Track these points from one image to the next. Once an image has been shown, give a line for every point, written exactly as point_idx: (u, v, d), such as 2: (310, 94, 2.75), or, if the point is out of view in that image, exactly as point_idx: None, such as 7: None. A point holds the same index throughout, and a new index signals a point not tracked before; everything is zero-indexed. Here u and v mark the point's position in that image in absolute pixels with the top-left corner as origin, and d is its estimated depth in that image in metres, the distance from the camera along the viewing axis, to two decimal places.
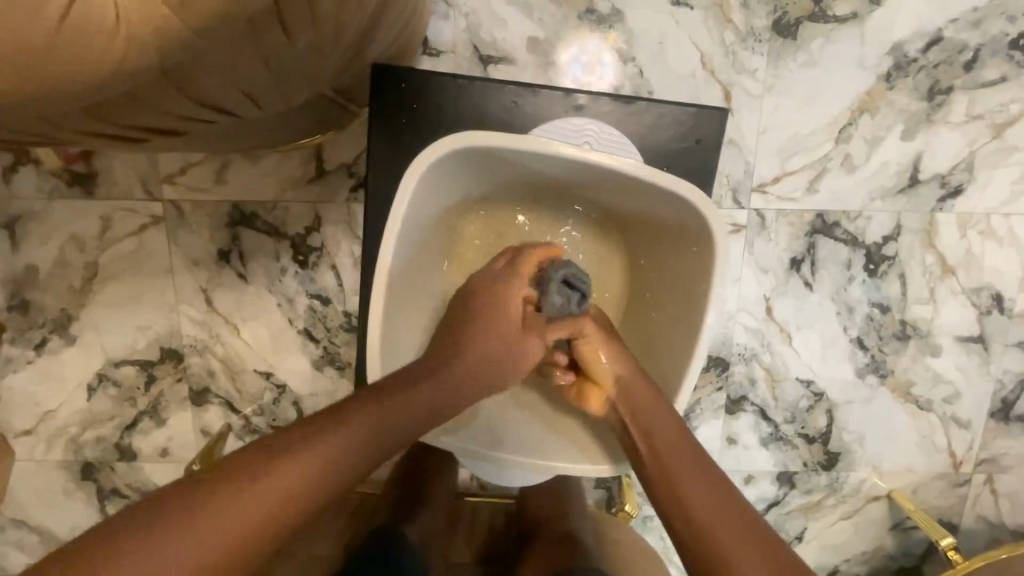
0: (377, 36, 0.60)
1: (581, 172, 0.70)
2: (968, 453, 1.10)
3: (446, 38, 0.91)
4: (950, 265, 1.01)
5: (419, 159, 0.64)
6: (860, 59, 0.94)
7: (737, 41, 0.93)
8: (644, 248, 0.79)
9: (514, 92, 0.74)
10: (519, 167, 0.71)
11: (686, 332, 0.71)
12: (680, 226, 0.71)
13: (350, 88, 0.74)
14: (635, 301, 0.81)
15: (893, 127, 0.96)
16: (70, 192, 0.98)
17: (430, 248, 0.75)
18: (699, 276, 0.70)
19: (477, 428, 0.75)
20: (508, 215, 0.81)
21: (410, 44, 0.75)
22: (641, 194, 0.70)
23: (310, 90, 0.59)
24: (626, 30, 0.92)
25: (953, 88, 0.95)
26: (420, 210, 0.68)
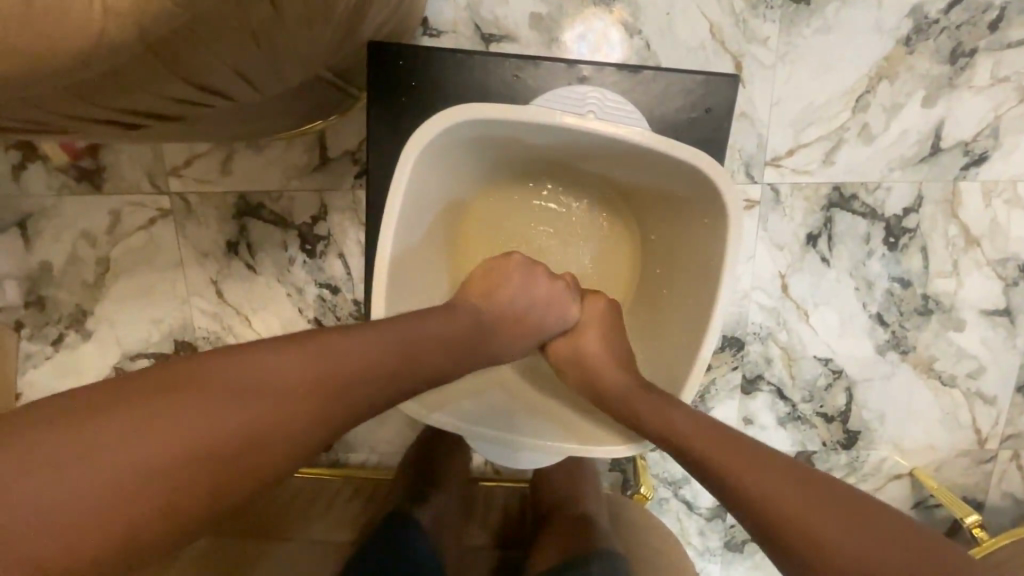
0: (374, 10, 0.59)
1: (585, 145, 0.68)
2: (993, 430, 1.07)
3: (446, 18, 0.89)
4: (974, 236, 0.98)
5: (416, 140, 0.63)
6: (877, 23, 0.90)
7: (748, 9, 0.90)
8: (656, 220, 0.77)
9: (515, 65, 0.72)
10: (522, 141, 0.69)
11: (698, 307, 0.69)
12: (692, 196, 0.68)
13: (349, 69, 0.73)
14: (646, 279, 0.79)
15: (914, 94, 0.92)
16: (79, 188, 0.98)
17: (433, 232, 0.74)
18: (712, 249, 0.68)
19: (491, 413, 0.75)
20: (514, 194, 0.79)
21: (407, 21, 0.74)
22: (648, 164, 0.68)
23: (306, 70, 0.58)
24: (630, 3, 0.89)
25: (977, 49, 0.90)
26: (421, 192, 0.67)
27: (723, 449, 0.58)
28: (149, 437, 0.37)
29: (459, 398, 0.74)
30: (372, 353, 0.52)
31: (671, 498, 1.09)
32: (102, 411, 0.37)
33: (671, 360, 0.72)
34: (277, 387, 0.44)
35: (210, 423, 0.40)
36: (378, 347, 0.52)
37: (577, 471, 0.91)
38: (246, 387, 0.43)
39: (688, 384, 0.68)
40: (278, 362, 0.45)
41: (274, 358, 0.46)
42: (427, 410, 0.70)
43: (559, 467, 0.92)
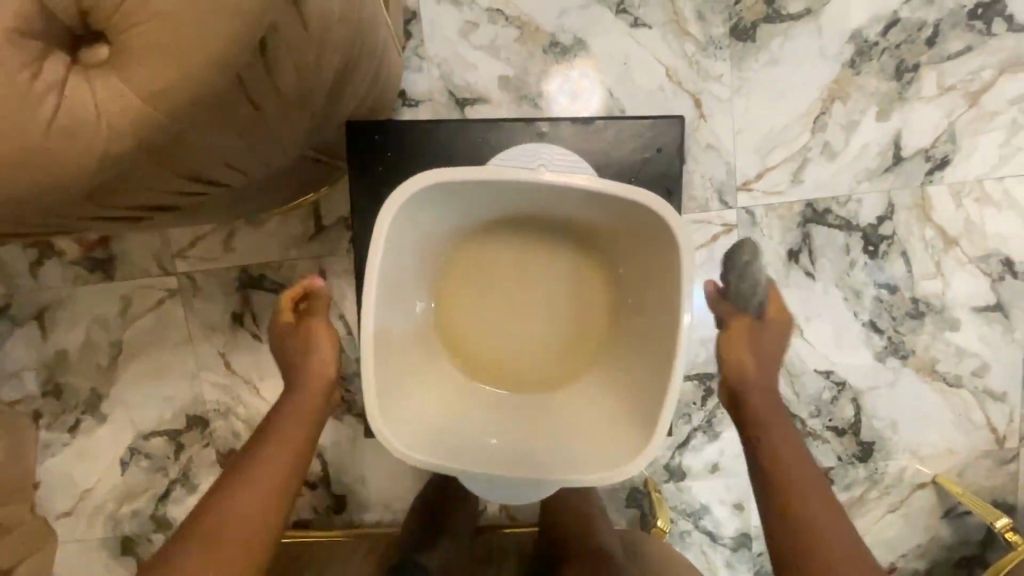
0: (350, 95, 0.65)
1: (542, 195, 0.72)
2: (1010, 427, 1.06)
3: (421, 89, 0.97)
4: (952, 236, 1.00)
5: (390, 201, 0.67)
6: (821, 50, 0.96)
7: (698, 51, 0.96)
8: (618, 262, 0.79)
9: (478, 128, 0.78)
10: (487, 199, 0.73)
11: (663, 335, 0.71)
12: (645, 231, 0.71)
13: (334, 144, 0.79)
14: (620, 321, 0.80)
15: (867, 110, 0.97)
16: (91, 277, 1.04)
17: (410, 292, 0.76)
18: (670, 278, 0.70)
19: (477, 452, 0.72)
20: (490, 250, 0.81)
21: (383, 97, 0.80)
22: (602, 204, 0.71)
23: (292, 153, 0.64)
24: (590, 57, 0.96)
25: (919, 64, 0.96)
26: (398, 251, 0.71)
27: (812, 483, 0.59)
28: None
29: (461, 446, 0.73)
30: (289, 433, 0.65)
31: (693, 530, 1.07)
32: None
33: (643, 398, 0.73)
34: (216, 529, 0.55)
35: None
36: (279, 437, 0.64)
37: (587, 506, 0.91)
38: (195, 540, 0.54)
39: (659, 425, 0.67)
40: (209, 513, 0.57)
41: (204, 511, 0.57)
42: (409, 449, 0.68)
43: (567, 503, 0.91)
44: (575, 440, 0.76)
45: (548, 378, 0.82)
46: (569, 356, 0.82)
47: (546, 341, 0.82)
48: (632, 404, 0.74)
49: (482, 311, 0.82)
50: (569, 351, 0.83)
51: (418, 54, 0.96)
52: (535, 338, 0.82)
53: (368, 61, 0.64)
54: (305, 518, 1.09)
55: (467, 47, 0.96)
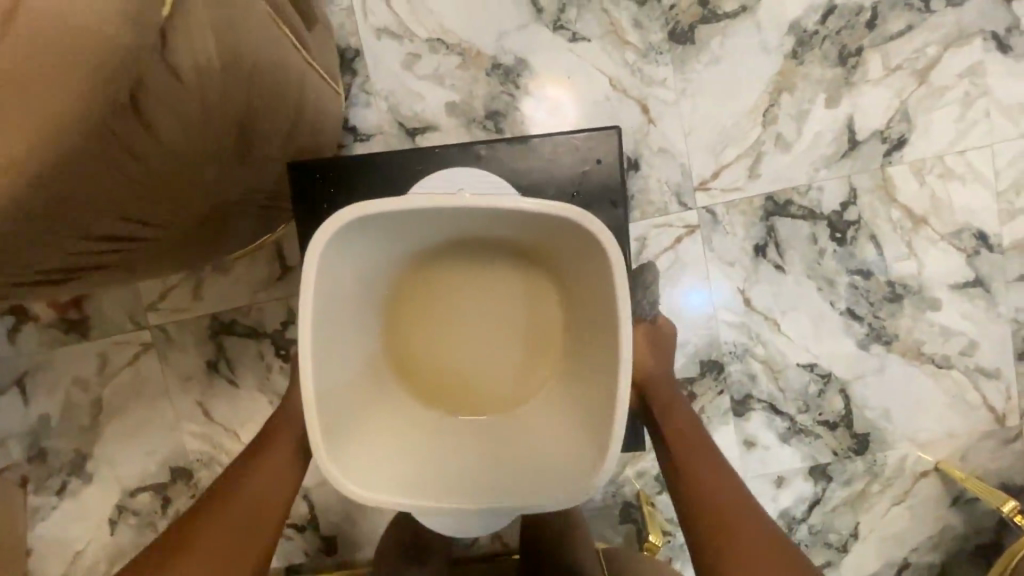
0: (265, 137, 0.64)
1: (475, 218, 0.67)
2: (1009, 404, 1.02)
3: (371, 123, 0.98)
4: (919, 215, 0.98)
5: (318, 235, 0.61)
6: (762, 45, 0.96)
7: (639, 58, 0.96)
8: (561, 277, 0.74)
9: (416, 156, 0.78)
10: (421, 224, 0.68)
11: (610, 351, 0.66)
12: (580, 246, 0.66)
13: (281, 182, 0.79)
14: (573, 337, 0.74)
15: (815, 99, 0.96)
16: (68, 338, 1.06)
17: (353, 330, 0.70)
18: (608, 293, 0.65)
19: (425, 487, 0.68)
20: (432, 273, 0.75)
21: (323, 130, 0.80)
22: (534, 222, 0.66)
23: (214, 198, 0.64)
24: (533, 75, 0.97)
25: (862, 48, 0.95)
26: (331, 289, 0.65)
27: (716, 478, 0.66)
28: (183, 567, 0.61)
29: (420, 481, 0.69)
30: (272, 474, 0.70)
31: None
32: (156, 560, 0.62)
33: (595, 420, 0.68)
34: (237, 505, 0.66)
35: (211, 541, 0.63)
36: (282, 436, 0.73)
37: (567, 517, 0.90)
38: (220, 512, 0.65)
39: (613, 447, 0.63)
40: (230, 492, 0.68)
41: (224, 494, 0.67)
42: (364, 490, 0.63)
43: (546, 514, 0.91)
44: (542, 463, 0.71)
45: (500, 408, 0.76)
46: (523, 380, 0.77)
47: (496, 367, 0.77)
48: (584, 426, 0.69)
49: (427, 342, 0.77)
50: (528, 371, 0.77)
51: (364, 89, 0.98)
52: (486, 364, 0.77)
53: (277, 101, 0.63)
54: (297, 562, 1.08)
55: (412, 78, 0.98)
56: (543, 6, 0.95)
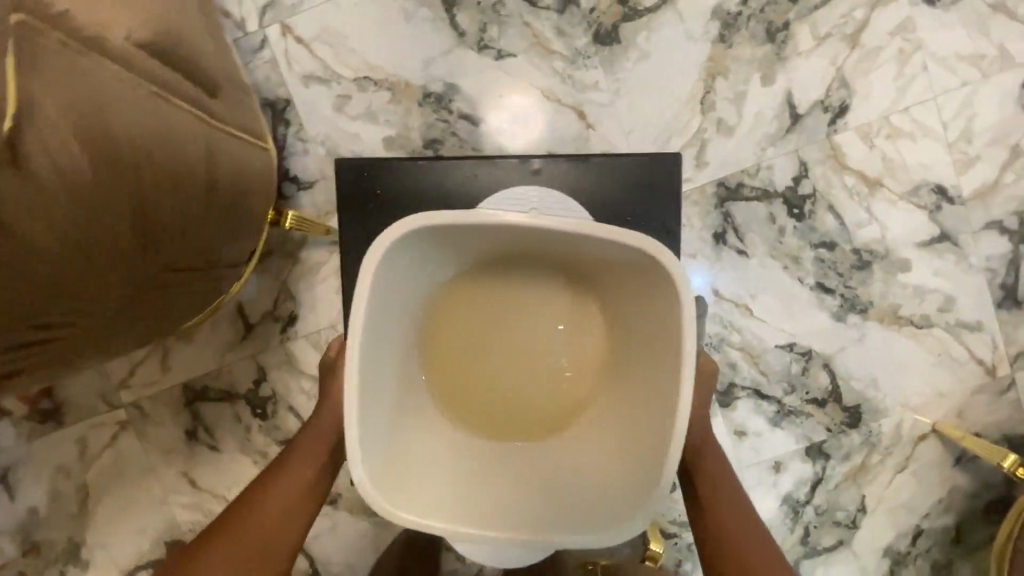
0: (174, 222, 0.57)
1: (539, 237, 0.64)
2: (996, 355, 1.00)
3: (311, 170, 0.97)
4: (874, 179, 0.97)
5: (371, 253, 0.59)
6: (688, 34, 0.95)
7: (568, 65, 0.95)
8: (609, 304, 0.72)
9: (472, 165, 0.81)
10: (478, 239, 0.66)
11: (665, 376, 0.63)
12: (646, 279, 0.64)
13: (232, 242, 0.73)
14: (618, 354, 0.72)
15: (750, 79, 0.95)
16: (43, 428, 1.05)
17: (399, 338, 0.68)
18: (668, 325, 0.63)
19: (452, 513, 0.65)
20: (472, 288, 0.73)
21: (259, 179, 0.74)
22: (598, 249, 0.64)
23: (133, 297, 0.58)
24: (465, 98, 0.96)
25: (789, 22, 0.94)
26: (383, 301, 0.62)
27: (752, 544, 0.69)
28: None
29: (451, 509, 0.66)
30: (276, 491, 0.73)
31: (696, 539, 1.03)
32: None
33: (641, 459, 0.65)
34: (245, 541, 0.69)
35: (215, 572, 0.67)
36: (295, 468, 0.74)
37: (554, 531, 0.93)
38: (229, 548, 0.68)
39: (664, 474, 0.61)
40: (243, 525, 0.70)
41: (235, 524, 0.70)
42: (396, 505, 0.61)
43: None
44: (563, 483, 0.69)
45: (539, 425, 0.74)
46: (563, 399, 0.74)
47: (540, 383, 0.74)
48: (626, 467, 0.66)
49: (468, 359, 0.74)
50: (571, 385, 0.74)
51: (300, 137, 0.97)
52: (526, 382, 0.74)
53: (172, 183, 0.54)
54: None
55: (345, 119, 0.97)
56: (464, 28, 0.95)
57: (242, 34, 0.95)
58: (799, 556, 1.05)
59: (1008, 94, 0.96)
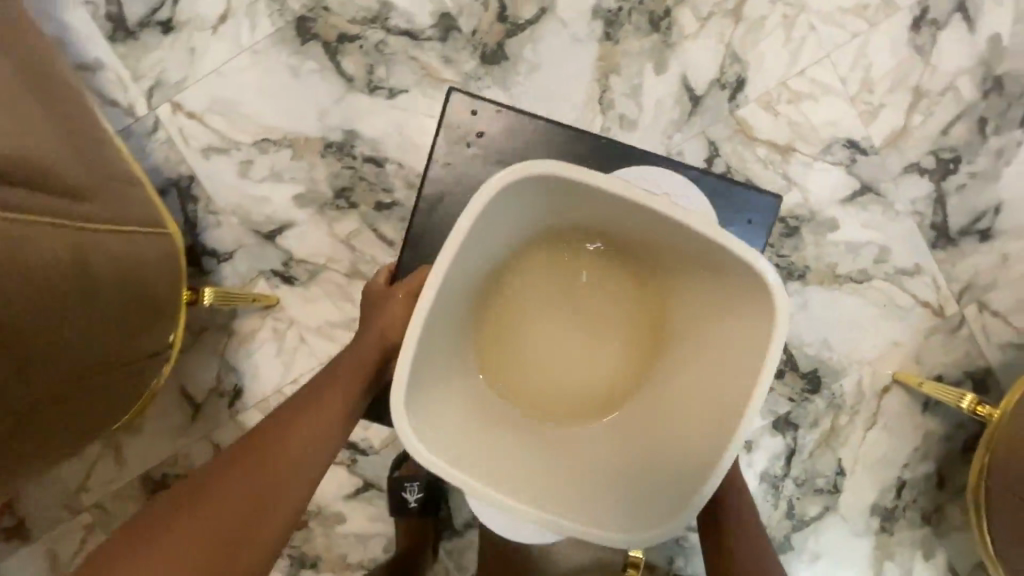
0: (42, 335, 0.56)
1: (643, 220, 0.65)
2: (941, 295, 1.00)
3: (228, 241, 0.97)
4: (785, 145, 0.97)
5: (479, 197, 0.59)
6: (573, 37, 0.95)
7: (461, 90, 0.95)
8: (674, 303, 0.74)
9: (597, 137, 0.88)
10: (579, 206, 0.67)
11: (736, 385, 0.64)
12: (739, 298, 0.65)
13: (134, 332, 0.72)
14: (674, 343, 0.74)
15: (643, 71, 0.95)
16: (11, 546, 1.03)
17: (469, 289, 0.69)
18: (753, 341, 0.64)
19: (499, 472, 0.66)
20: (536, 258, 0.74)
21: (146, 266, 0.73)
22: (698, 253, 0.66)
23: (24, 413, 0.58)
24: (366, 142, 0.95)
25: (669, 7, 0.94)
26: (484, 232, 0.63)
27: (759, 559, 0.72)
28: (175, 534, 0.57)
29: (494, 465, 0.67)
30: (301, 428, 0.68)
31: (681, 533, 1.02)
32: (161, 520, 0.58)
33: (687, 465, 0.66)
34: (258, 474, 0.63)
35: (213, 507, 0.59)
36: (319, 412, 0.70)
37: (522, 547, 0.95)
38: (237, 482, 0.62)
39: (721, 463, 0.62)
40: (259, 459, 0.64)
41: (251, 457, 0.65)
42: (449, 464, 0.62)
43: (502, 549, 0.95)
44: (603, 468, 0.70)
45: (594, 401, 0.76)
46: (617, 379, 0.76)
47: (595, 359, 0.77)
48: (665, 458, 0.68)
49: (532, 325, 0.76)
50: (626, 366, 0.77)
51: (211, 210, 0.97)
52: (583, 356, 0.77)
53: (49, 307, 0.56)
54: None
55: (251, 184, 0.96)
56: (350, 74, 0.94)
57: (133, 120, 0.94)
58: (787, 529, 1.04)
59: (899, 38, 0.96)
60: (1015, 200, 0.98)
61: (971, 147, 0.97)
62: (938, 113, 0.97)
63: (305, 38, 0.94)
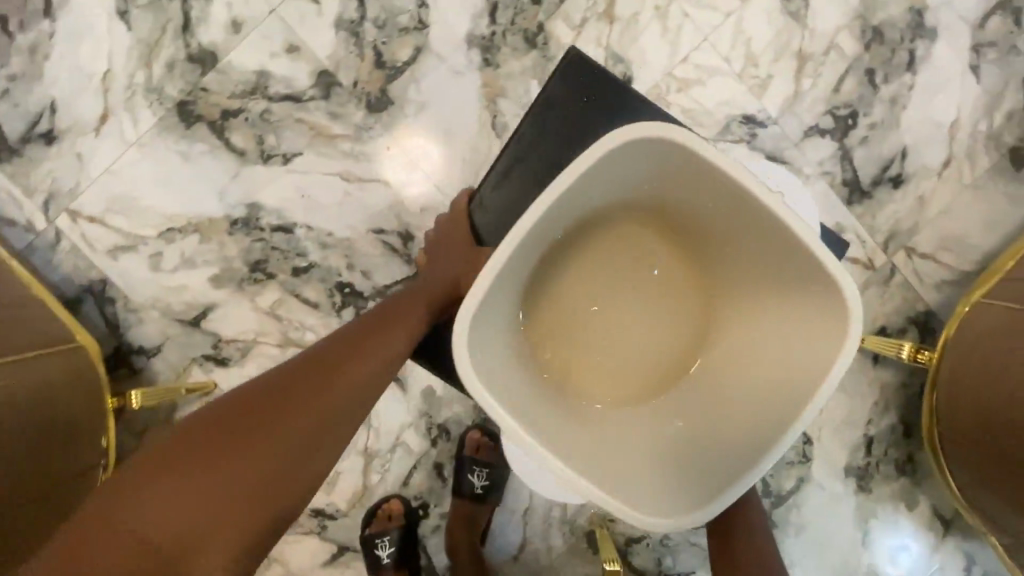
0: None
1: (740, 207, 0.66)
2: (868, 249, 1.00)
3: (154, 335, 0.96)
4: None
5: (624, 130, 0.61)
6: (454, 69, 0.95)
7: (355, 143, 0.95)
8: (733, 292, 0.76)
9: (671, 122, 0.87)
10: (664, 179, 0.69)
11: (800, 378, 0.67)
12: (818, 303, 0.66)
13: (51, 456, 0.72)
14: (724, 327, 0.76)
15: (530, 89, 0.95)
16: None
17: (532, 257, 0.71)
18: (820, 353, 0.66)
19: (551, 437, 0.68)
20: (600, 233, 0.76)
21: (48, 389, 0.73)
22: (779, 253, 0.67)
23: None
24: (271, 212, 0.95)
25: (542, 23, 0.95)
26: (593, 180, 0.65)
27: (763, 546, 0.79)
28: (183, 478, 0.56)
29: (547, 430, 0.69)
30: (328, 388, 0.65)
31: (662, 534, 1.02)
32: (177, 456, 0.58)
33: (736, 462, 0.68)
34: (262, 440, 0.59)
35: (220, 462, 0.58)
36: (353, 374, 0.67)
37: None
38: (241, 440, 0.59)
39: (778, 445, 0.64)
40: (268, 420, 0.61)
41: (264, 412, 0.62)
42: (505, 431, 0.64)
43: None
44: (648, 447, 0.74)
45: (648, 369, 0.79)
46: (670, 355, 0.79)
47: (648, 345, 0.79)
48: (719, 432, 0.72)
49: (591, 297, 0.78)
50: (683, 341, 0.78)
51: (130, 309, 0.96)
52: (641, 329, 0.79)
53: None
54: None
55: (166, 275, 0.96)
56: (241, 148, 0.94)
57: (34, 236, 0.94)
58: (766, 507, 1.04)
59: (772, 9, 0.97)
60: (918, 143, 0.99)
61: (864, 100, 0.98)
62: (825, 73, 0.98)
63: (189, 122, 0.94)
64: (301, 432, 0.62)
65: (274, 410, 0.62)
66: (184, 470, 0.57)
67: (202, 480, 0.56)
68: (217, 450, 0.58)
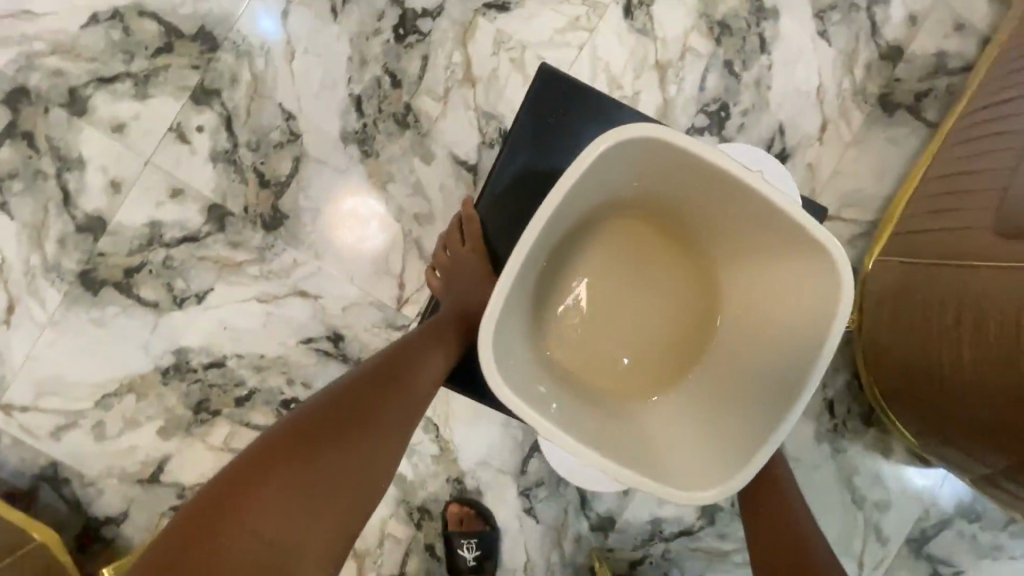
0: None
1: (719, 189, 0.71)
2: None
3: (116, 502, 0.96)
4: None
5: (629, 129, 0.67)
6: (337, 169, 0.97)
7: (261, 264, 0.96)
8: (724, 270, 0.80)
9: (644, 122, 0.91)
10: (645, 178, 0.74)
11: (805, 333, 0.71)
12: (804, 261, 0.71)
13: None
14: (722, 306, 0.81)
15: (414, 167, 0.97)
16: None
17: (537, 266, 0.76)
18: (814, 309, 0.70)
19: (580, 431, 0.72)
20: (589, 240, 0.82)
21: None
22: (760, 224, 0.72)
23: None
24: (199, 351, 0.96)
25: (407, 103, 0.97)
26: (588, 183, 0.71)
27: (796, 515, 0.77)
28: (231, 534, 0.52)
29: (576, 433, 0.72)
30: (365, 448, 0.64)
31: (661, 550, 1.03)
32: (220, 504, 0.54)
33: (753, 432, 0.72)
34: (310, 495, 0.57)
35: (264, 516, 0.54)
36: (386, 435, 0.67)
37: None
38: (293, 495, 0.56)
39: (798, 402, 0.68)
40: (315, 472, 0.59)
41: (312, 459, 0.59)
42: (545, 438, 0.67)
43: None
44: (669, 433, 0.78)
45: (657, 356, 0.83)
46: (677, 339, 0.83)
47: (666, 332, 0.83)
48: (741, 399, 0.75)
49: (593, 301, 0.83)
50: (685, 325, 0.83)
51: (85, 484, 0.96)
52: (645, 319, 0.83)
53: None
54: None
55: (112, 442, 0.96)
56: (154, 299, 0.95)
57: None
58: None
59: (620, 30, 1.00)
60: (792, 117, 1.03)
61: (731, 91, 1.02)
62: (687, 76, 1.01)
63: (96, 288, 0.94)
64: (343, 496, 0.60)
65: (322, 456, 0.60)
66: (232, 520, 0.53)
67: (255, 531, 0.53)
68: (259, 502, 0.55)
